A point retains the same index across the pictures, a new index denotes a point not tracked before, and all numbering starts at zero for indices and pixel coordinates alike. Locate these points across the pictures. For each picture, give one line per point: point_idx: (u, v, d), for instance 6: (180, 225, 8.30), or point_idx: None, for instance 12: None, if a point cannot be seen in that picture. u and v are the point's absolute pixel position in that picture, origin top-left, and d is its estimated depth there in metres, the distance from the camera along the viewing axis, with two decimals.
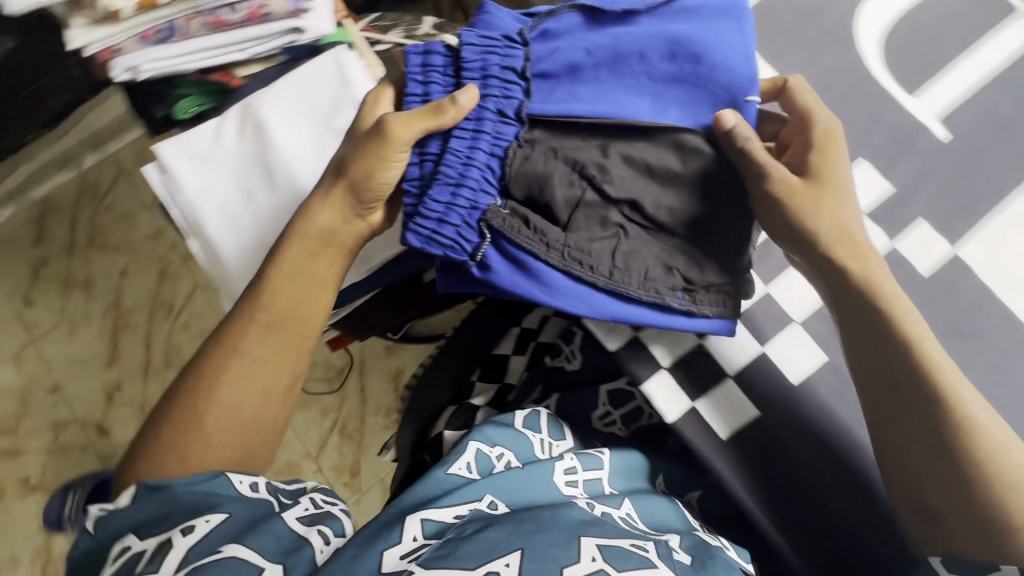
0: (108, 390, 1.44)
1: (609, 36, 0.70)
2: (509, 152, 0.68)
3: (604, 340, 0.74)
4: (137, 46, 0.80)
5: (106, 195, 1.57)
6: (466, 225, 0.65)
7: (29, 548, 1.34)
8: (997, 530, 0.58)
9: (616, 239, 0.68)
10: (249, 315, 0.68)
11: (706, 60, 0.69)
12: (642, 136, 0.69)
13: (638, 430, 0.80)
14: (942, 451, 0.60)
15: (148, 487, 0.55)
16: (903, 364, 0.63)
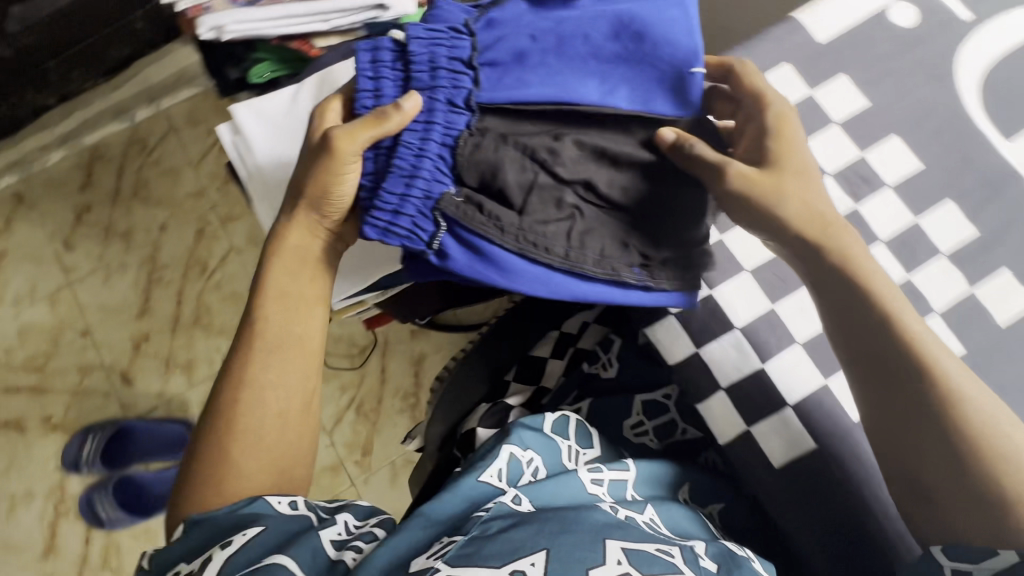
0: (136, 340, 1.46)
1: (552, 20, 0.69)
2: (459, 140, 0.65)
3: (667, 353, 0.72)
4: (225, 7, 0.82)
5: (155, 149, 1.57)
6: (421, 215, 0.62)
7: (44, 485, 1.36)
8: (998, 518, 0.56)
9: (572, 219, 0.67)
10: (246, 345, 0.65)
11: (648, 38, 0.68)
12: (590, 120, 0.68)
13: (671, 444, 0.79)
14: (927, 438, 0.59)
15: (192, 521, 0.56)
16: (890, 354, 0.61)
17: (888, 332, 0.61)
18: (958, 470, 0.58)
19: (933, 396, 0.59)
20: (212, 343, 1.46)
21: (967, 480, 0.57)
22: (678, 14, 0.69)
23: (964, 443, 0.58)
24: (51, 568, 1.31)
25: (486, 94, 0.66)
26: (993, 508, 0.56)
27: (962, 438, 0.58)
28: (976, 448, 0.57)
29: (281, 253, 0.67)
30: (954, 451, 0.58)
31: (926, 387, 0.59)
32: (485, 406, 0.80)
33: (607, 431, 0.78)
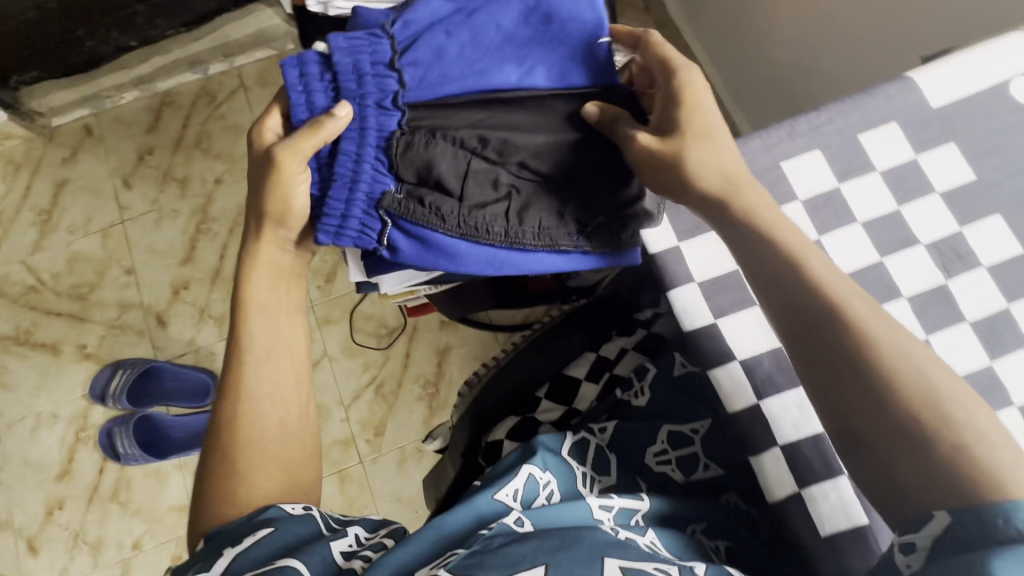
0: (175, 286, 1.48)
1: (462, 7, 0.62)
2: (391, 142, 0.61)
3: (727, 400, 0.59)
4: None
5: (222, 103, 1.59)
6: (367, 214, 0.61)
7: (71, 409, 1.41)
8: (947, 472, 0.44)
9: (510, 199, 0.63)
10: (233, 358, 0.60)
11: (555, 8, 0.61)
12: (513, 102, 0.63)
13: (696, 483, 0.66)
14: (858, 388, 0.48)
15: (209, 535, 0.53)
16: (810, 307, 0.50)
17: (803, 298, 0.50)
18: (898, 416, 0.46)
19: (859, 353, 0.48)
20: None
21: (911, 435, 0.45)
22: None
23: (896, 384, 0.47)
24: (64, 491, 1.35)
25: (412, 94, 0.62)
26: (943, 465, 0.44)
27: (887, 382, 0.47)
28: (915, 393, 0.46)
29: (256, 270, 0.62)
30: (887, 396, 0.47)
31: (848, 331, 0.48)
32: (512, 419, 0.76)
33: (625, 459, 0.67)
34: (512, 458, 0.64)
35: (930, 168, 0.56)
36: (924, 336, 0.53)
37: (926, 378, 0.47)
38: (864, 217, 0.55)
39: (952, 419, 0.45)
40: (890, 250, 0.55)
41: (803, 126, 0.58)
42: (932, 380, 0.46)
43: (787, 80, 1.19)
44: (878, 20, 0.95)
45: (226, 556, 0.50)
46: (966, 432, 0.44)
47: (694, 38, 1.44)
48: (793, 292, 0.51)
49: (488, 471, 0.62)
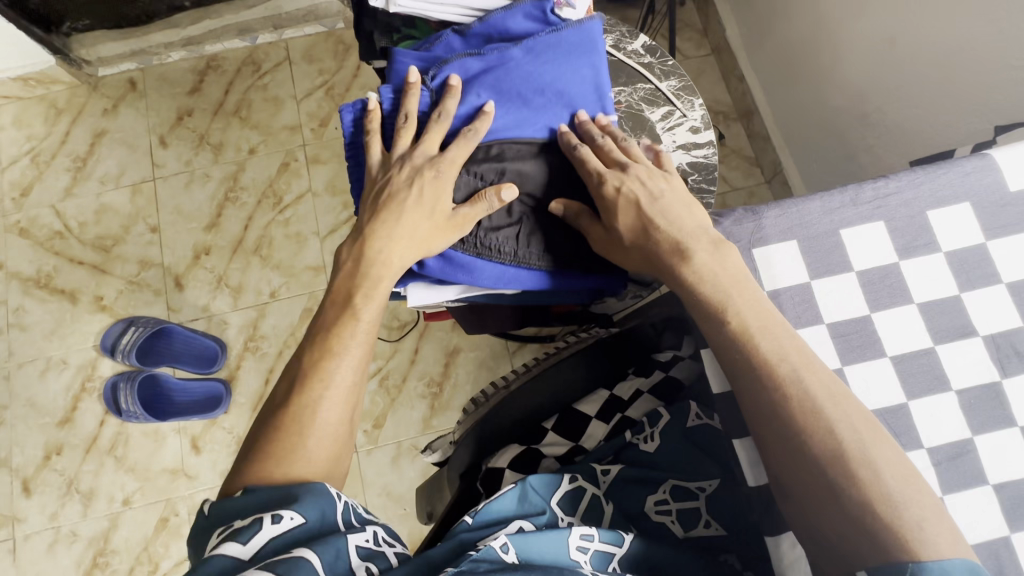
0: (197, 251, 1.48)
1: (486, 63, 0.65)
2: None
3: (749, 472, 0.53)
4: None
5: (266, 74, 1.58)
6: None
7: (80, 358, 1.42)
8: (872, 531, 0.43)
9: (520, 223, 0.64)
10: (341, 329, 0.59)
11: (570, 87, 0.66)
12: (530, 147, 0.66)
13: (695, 540, 0.62)
14: (782, 452, 0.47)
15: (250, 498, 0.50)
16: (737, 377, 0.50)
17: (741, 361, 0.49)
18: (815, 477, 0.45)
19: (780, 419, 0.47)
20: (264, 275, 1.46)
21: (833, 495, 0.44)
22: (589, 63, 0.66)
23: (806, 443, 0.46)
24: (64, 438, 1.37)
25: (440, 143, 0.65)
26: (866, 522, 0.43)
27: (802, 443, 0.46)
28: (824, 447, 0.45)
29: (391, 266, 0.60)
30: (802, 456, 0.46)
31: (768, 401, 0.47)
32: (516, 448, 0.74)
33: (621, 507, 0.64)
34: (507, 497, 0.59)
35: (998, 255, 0.53)
36: (972, 435, 0.49)
37: (837, 435, 0.45)
38: (923, 299, 0.52)
39: (858, 474, 0.44)
40: (947, 337, 0.51)
41: (869, 193, 0.54)
42: (841, 438, 0.45)
43: (843, 124, 1.15)
44: (953, 78, 0.91)
45: (262, 528, 0.47)
46: (872, 487, 0.44)
47: (750, 68, 1.40)
48: (729, 370, 0.50)
49: (480, 508, 0.58)
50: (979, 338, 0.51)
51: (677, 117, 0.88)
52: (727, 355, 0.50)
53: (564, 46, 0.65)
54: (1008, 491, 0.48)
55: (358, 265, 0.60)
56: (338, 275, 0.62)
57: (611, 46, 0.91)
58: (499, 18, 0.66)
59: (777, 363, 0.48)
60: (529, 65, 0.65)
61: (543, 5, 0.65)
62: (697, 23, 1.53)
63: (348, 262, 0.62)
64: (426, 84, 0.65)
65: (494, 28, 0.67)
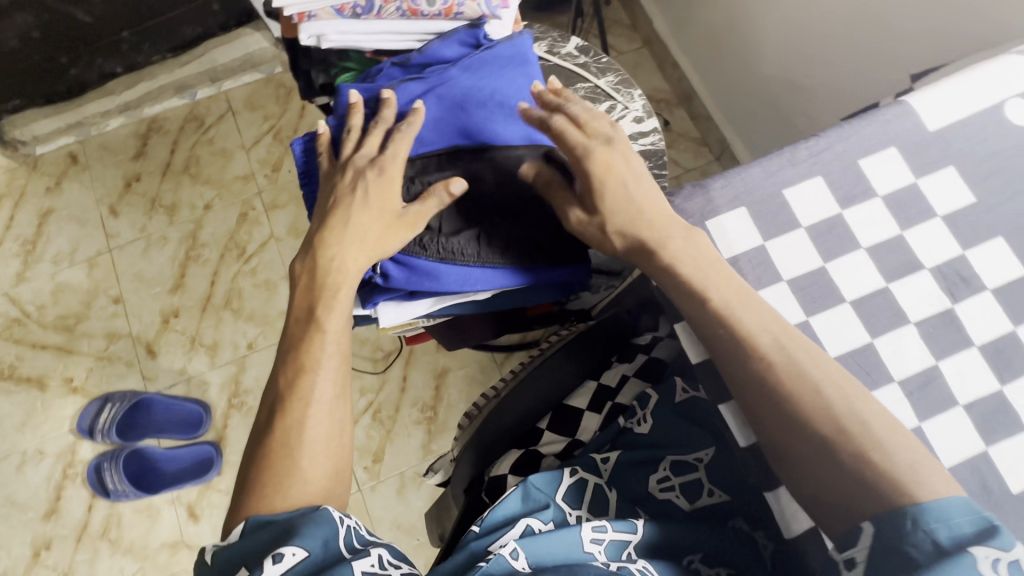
0: (165, 314, 1.45)
1: (426, 83, 0.66)
2: None
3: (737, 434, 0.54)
4: (330, 16, 0.68)
5: (210, 128, 1.57)
6: None
7: (57, 446, 1.36)
8: (869, 484, 0.45)
9: (476, 227, 0.65)
10: (308, 344, 0.58)
11: (511, 94, 0.67)
12: (477, 152, 0.66)
13: (701, 510, 0.64)
14: (774, 417, 0.49)
15: (251, 534, 0.51)
16: (722, 353, 0.51)
17: (725, 343, 0.51)
18: (810, 437, 0.47)
19: (767, 388, 0.49)
20: (238, 327, 1.44)
21: (830, 458, 0.46)
22: (523, 74, 0.68)
23: (797, 405, 0.48)
24: (51, 530, 1.31)
25: None
26: (864, 478, 0.45)
27: (796, 410, 0.48)
28: (811, 410, 0.47)
29: (347, 270, 0.60)
30: (795, 419, 0.48)
31: (754, 371, 0.49)
32: (515, 453, 0.75)
33: (625, 491, 0.66)
34: (511, 500, 0.60)
35: (930, 192, 0.56)
36: (937, 362, 0.52)
37: (824, 395, 0.48)
38: (869, 244, 0.55)
39: (845, 424, 0.47)
40: (896, 275, 0.54)
41: (804, 152, 0.58)
42: (829, 398, 0.48)
43: (773, 92, 1.21)
44: (867, 36, 0.96)
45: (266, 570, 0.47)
46: (863, 441, 0.46)
47: (682, 54, 1.45)
48: (714, 345, 0.52)
49: (486, 515, 0.60)
50: (926, 272, 0.54)
51: (620, 109, 0.91)
52: (709, 328, 0.52)
53: (498, 60, 0.67)
54: (978, 410, 0.51)
55: (314, 278, 0.60)
56: (297, 292, 0.62)
57: (546, 52, 0.95)
58: (435, 48, 0.67)
59: (756, 336, 0.50)
60: (468, 80, 0.66)
61: (476, 34, 0.67)
62: (626, 19, 1.58)
63: (303, 277, 0.61)
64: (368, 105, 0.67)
65: (427, 49, 0.68)
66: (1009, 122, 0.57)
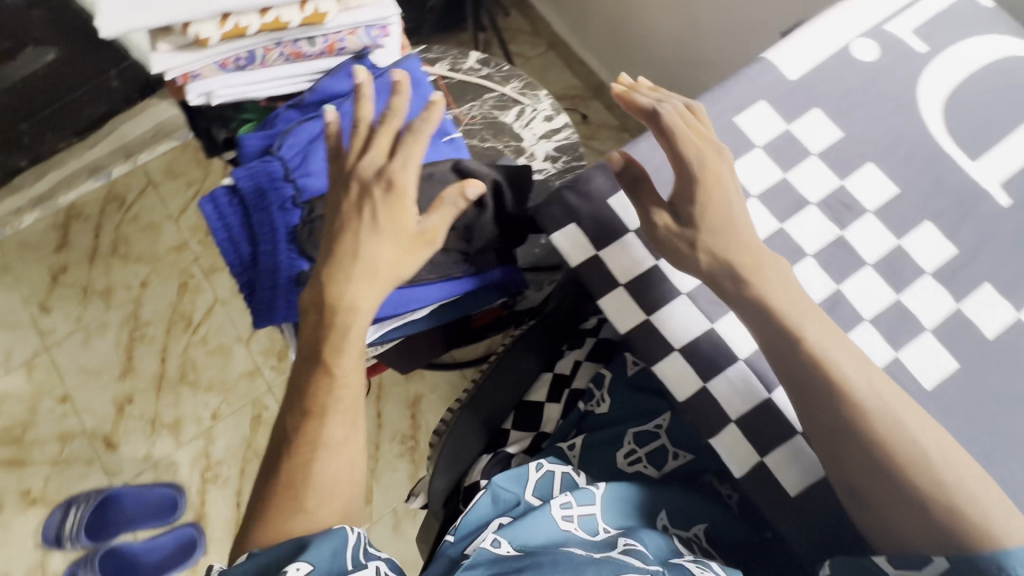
0: (119, 402, 1.39)
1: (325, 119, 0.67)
2: (300, 232, 0.62)
3: (672, 391, 0.56)
4: (216, 73, 0.68)
5: (132, 205, 1.52)
6: (285, 299, 0.62)
7: (24, 565, 1.28)
8: (942, 525, 0.46)
9: None
10: (315, 387, 0.56)
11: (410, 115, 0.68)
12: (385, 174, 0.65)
13: (669, 474, 0.72)
14: (859, 458, 0.48)
15: (256, 556, 0.51)
16: (813, 392, 0.50)
17: (804, 382, 0.50)
18: (889, 477, 0.47)
19: (858, 431, 0.48)
20: (199, 400, 1.39)
21: (915, 503, 0.47)
22: (418, 96, 0.70)
23: (888, 450, 0.48)
24: None
25: (304, 193, 0.64)
26: (936, 515, 0.46)
27: (886, 452, 0.48)
28: (902, 455, 0.47)
29: (358, 309, 0.56)
30: (880, 463, 0.48)
31: (843, 411, 0.49)
32: (485, 458, 0.76)
33: (599, 470, 0.72)
34: (482, 503, 0.64)
35: (802, 135, 0.61)
36: (838, 286, 0.56)
37: (919, 444, 0.48)
38: (758, 191, 0.59)
39: (942, 476, 0.47)
40: (787, 214, 0.59)
41: None
42: (924, 445, 0.48)
43: (674, 70, 1.27)
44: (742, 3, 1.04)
45: None
46: (952, 491, 0.46)
47: (588, 48, 1.49)
48: (804, 383, 0.50)
49: (458, 524, 0.63)
50: (811, 208, 0.59)
51: (529, 112, 0.95)
52: (804, 370, 0.50)
53: (391, 87, 0.69)
54: (883, 322, 0.55)
55: (322, 316, 0.56)
56: (304, 325, 0.58)
57: (449, 69, 0.98)
58: (326, 84, 0.69)
59: (838, 367, 0.50)
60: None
61: (364, 66, 0.70)
62: (527, 26, 1.61)
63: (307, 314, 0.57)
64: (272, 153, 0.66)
65: (321, 87, 0.69)
66: (856, 59, 0.63)
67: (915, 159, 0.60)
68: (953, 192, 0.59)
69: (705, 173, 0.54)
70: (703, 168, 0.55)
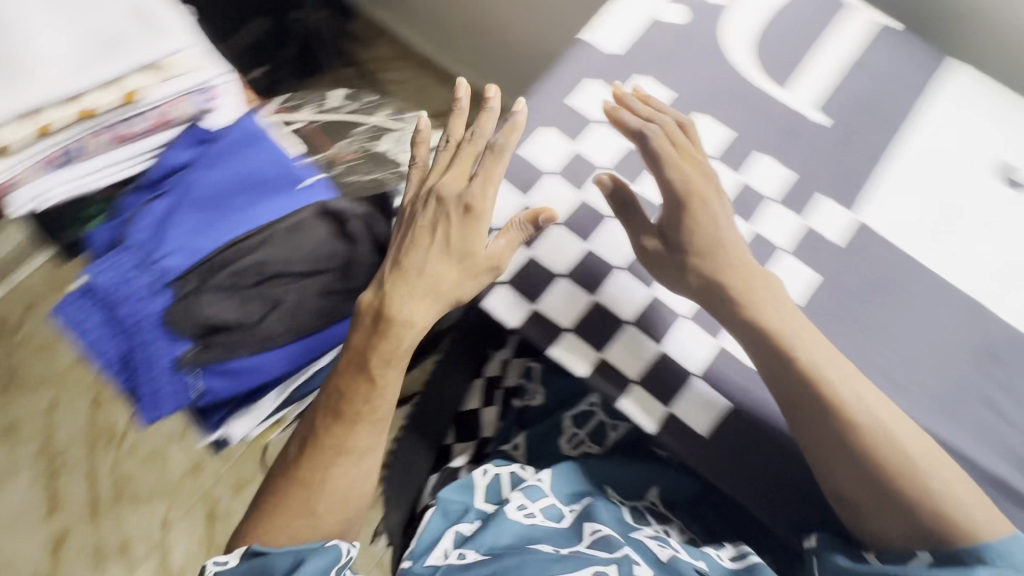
0: (53, 544, 1.19)
1: (172, 193, 0.65)
2: (169, 315, 0.58)
3: (573, 367, 0.57)
4: (36, 175, 0.63)
5: (15, 329, 1.33)
6: (170, 389, 0.58)
7: None
8: (928, 527, 0.49)
9: (282, 302, 0.61)
10: (353, 393, 0.56)
11: (260, 168, 0.67)
12: (248, 235, 0.63)
13: (613, 446, 0.73)
14: (848, 470, 0.51)
15: (254, 553, 0.53)
16: (806, 411, 0.52)
17: (795, 402, 0.52)
18: (878, 486, 0.50)
19: (850, 447, 0.50)
20: (138, 518, 1.22)
21: (906, 512, 0.49)
22: (264, 148, 0.68)
23: (880, 462, 0.50)
24: None
25: (166, 274, 0.60)
26: (926, 523, 0.49)
27: (878, 462, 0.50)
28: (894, 467, 0.49)
29: (414, 324, 0.55)
30: (872, 475, 0.50)
31: (834, 429, 0.51)
32: (433, 478, 0.74)
33: (545, 460, 0.73)
34: (433, 521, 0.65)
35: None
36: None
37: (910, 455, 0.50)
38: (607, 162, 0.64)
39: (931, 485, 0.49)
40: (638, 178, 0.63)
41: (526, 114, 0.65)
42: (913, 455, 0.50)
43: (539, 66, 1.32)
44: None
45: None
46: (943, 500, 0.49)
47: (457, 61, 1.50)
48: (800, 402, 0.52)
49: (414, 546, 0.63)
50: None
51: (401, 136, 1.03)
52: (796, 392, 0.52)
53: (233, 145, 0.67)
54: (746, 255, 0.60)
55: (379, 325, 0.55)
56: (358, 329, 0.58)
57: (314, 113, 1.05)
58: (165, 159, 0.67)
59: (841, 386, 0.51)
60: (211, 176, 0.65)
61: (200, 132, 0.68)
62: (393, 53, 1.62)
63: (363, 316, 0.56)
64: (122, 244, 0.62)
65: (162, 164, 0.67)
66: (665, 25, 0.68)
67: (738, 101, 0.66)
68: (775, 124, 0.65)
69: (684, 201, 0.55)
70: (700, 188, 0.55)
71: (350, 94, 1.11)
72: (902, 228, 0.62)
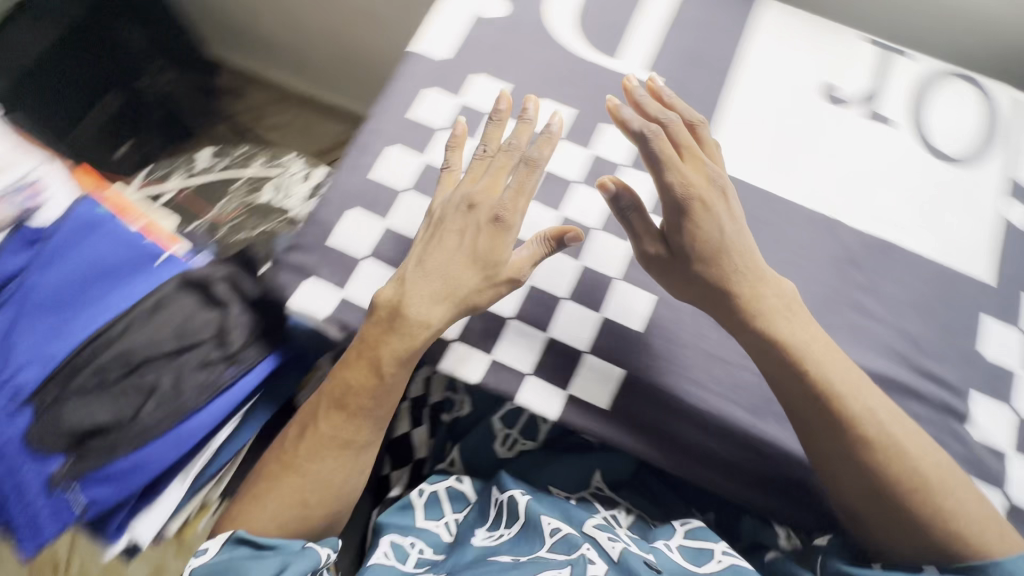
0: None
1: (12, 304, 0.60)
2: (34, 433, 0.55)
3: (464, 375, 0.56)
4: None
5: None
6: (51, 508, 0.55)
7: None
8: (932, 542, 0.50)
9: (155, 389, 0.57)
10: (358, 389, 0.54)
11: (105, 254, 0.63)
12: (105, 327, 0.59)
13: (547, 438, 0.71)
14: (852, 482, 0.52)
15: (239, 541, 0.51)
16: (819, 426, 0.52)
17: (813, 416, 0.52)
18: (887, 503, 0.51)
19: (862, 462, 0.51)
20: None
21: (915, 526, 0.50)
22: (107, 233, 0.64)
23: (889, 479, 0.50)
24: None
25: (19, 390, 0.56)
26: (935, 539, 0.50)
27: (886, 475, 0.50)
28: (903, 481, 0.50)
29: (430, 325, 0.53)
30: (882, 491, 0.51)
31: (844, 447, 0.51)
32: (374, 514, 0.71)
33: (481, 469, 0.71)
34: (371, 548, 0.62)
35: (475, 103, 0.66)
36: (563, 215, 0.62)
37: (921, 473, 0.50)
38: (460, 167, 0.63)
39: (941, 504, 0.50)
40: None
41: (370, 138, 0.64)
42: (923, 472, 0.50)
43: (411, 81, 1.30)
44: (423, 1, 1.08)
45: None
46: (951, 518, 0.50)
47: None
48: (810, 420, 0.52)
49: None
50: None
51: (283, 181, 0.98)
52: (808, 410, 0.52)
53: (71, 238, 0.63)
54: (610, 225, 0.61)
55: (394, 323, 0.53)
56: (369, 328, 0.55)
57: (184, 179, 1.00)
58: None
59: (851, 400, 0.51)
60: (51, 276, 0.61)
61: (33, 233, 0.64)
62: None
63: (379, 312, 0.54)
64: None
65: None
66: (488, 22, 0.69)
67: (574, 79, 0.67)
68: (613, 93, 0.67)
69: (687, 207, 0.53)
70: (706, 192, 0.54)
71: (218, 151, 1.05)
72: (748, 165, 0.65)
